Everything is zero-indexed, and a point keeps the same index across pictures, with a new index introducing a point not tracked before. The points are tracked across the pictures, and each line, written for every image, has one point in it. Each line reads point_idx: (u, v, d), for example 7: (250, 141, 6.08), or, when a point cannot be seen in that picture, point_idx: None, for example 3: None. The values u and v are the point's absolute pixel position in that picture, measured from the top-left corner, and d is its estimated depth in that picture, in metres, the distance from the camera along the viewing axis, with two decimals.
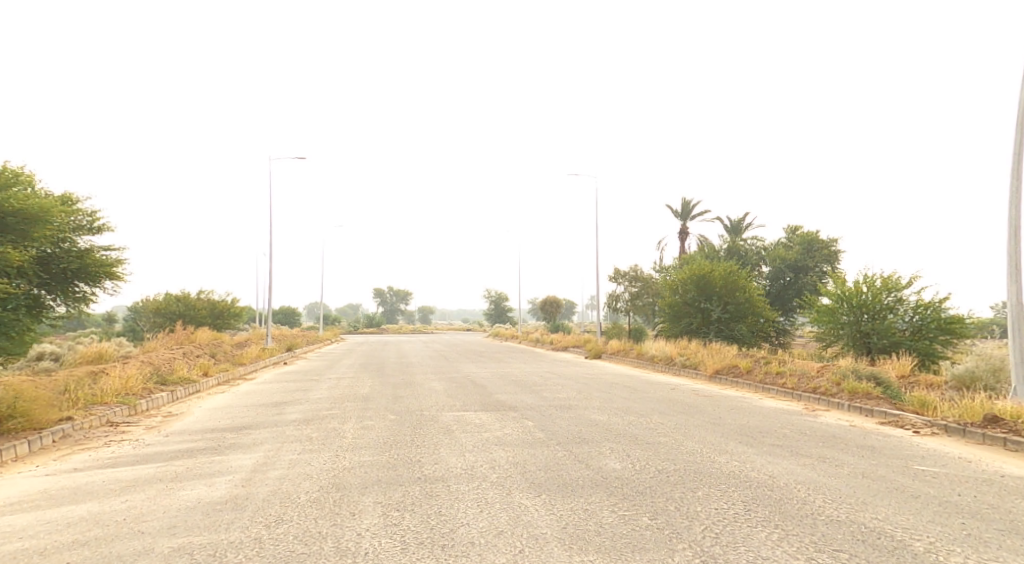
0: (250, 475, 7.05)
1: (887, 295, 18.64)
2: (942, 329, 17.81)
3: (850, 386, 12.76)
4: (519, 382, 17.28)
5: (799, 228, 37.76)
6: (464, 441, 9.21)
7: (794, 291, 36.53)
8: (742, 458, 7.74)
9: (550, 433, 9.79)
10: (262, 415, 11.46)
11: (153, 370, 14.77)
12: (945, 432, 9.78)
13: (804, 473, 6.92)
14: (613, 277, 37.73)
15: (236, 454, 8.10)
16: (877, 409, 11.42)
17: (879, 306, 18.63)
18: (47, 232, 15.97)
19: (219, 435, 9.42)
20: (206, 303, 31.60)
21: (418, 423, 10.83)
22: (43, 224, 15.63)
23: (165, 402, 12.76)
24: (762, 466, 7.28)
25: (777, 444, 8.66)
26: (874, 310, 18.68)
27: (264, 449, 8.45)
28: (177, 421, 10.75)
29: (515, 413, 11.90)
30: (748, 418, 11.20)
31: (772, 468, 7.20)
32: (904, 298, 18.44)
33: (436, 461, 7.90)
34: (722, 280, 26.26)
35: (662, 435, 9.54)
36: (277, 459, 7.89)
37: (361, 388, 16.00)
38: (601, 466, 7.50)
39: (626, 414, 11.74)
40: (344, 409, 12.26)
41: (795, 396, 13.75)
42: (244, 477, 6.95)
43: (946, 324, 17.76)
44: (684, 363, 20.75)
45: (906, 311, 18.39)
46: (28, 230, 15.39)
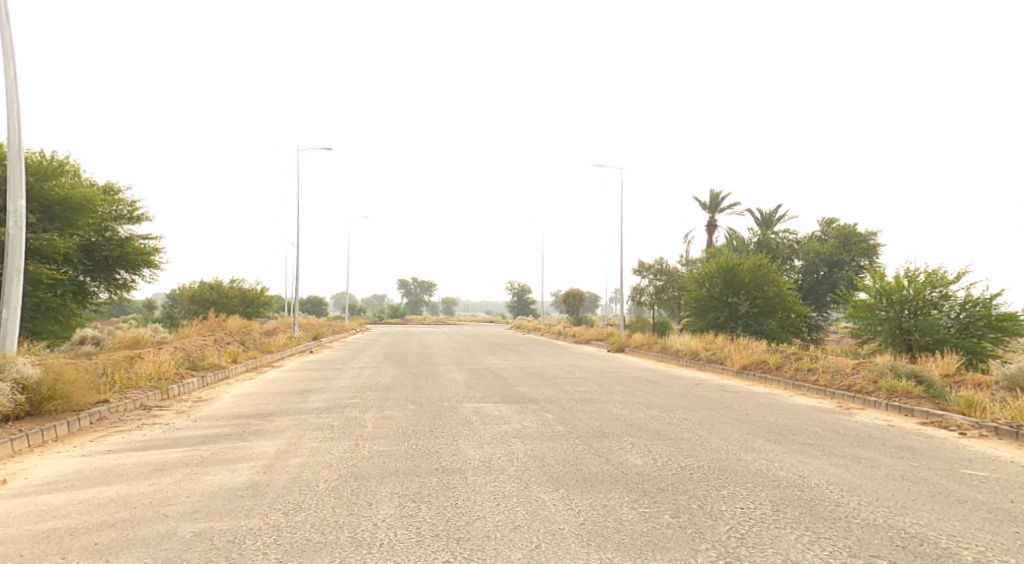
0: (272, 462, 7.05)
1: (932, 290, 18.29)
2: (992, 327, 17.42)
3: (888, 385, 12.48)
4: (541, 374, 17.17)
5: (835, 221, 37.16)
6: (485, 433, 9.13)
7: (828, 286, 35.90)
8: (769, 456, 7.57)
9: (572, 427, 9.67)
10: (286, 402, 11.50)
11: (184, 355, 14.91)
12: (995, 434, 9.50)
13: (835, 474, 6.74)
14: (638, 270, 37.46)
15: (259, 441, 8.10)
16: (917, 409, 11.14)
17: (921, 301, 18.28)
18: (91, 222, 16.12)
19: (245, 421, 9.46)
20: (238, 291, 31.92)
21: (439, 413, 10.78)
22: (89, 213, 15.81)
23: (195, 387, 12.86)
24: (789, 465, 7.11)
25: (807, 443, 8.47)
26: (916, 305, 18.33)
27: (286, 436, 8.46)
28: (206, 406, 10.84)
29: (536, 406, 11.80)
30: (776, 415, 10.99)
31: (802, 467, 7.02)
32: (950, 294, 18.06)
33: (455, 453, 7.83)
34: (750, 274, 26.00)
35: (686, 431, 9.39)
36: (299, 446, 7.88)
37: (384, 377, 16.00)
38: (623, 462, 7.38)
39: (650, 409, 11.58)
40: (366, 399, 12.25)
41: (827, 394, 13.49)
42: (266, 464, 6.94)
43: (995, 321, 17.36)
44: (710, 358, 20.48)
45: (952, 307, 17.99)
46: (72, 218, 15.56)
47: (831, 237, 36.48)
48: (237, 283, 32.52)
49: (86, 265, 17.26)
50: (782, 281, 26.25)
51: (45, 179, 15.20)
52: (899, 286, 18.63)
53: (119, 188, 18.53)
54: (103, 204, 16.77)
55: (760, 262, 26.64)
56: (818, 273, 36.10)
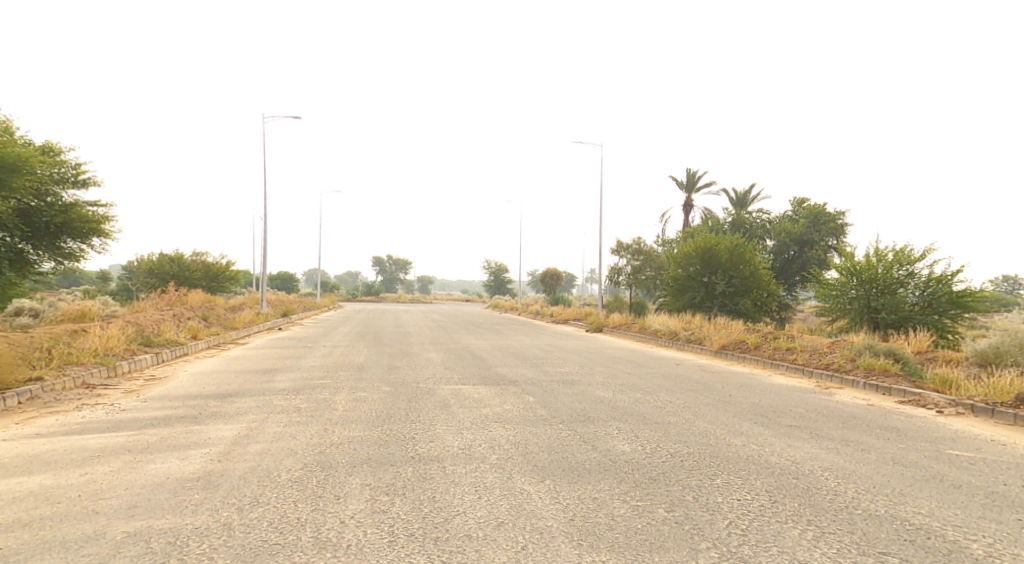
0: (228, 448, 6.50)
1: (899, 269, 18.07)
2: (954, 303, 17.19)
3: (867, 363, 12.22)
4: (520, 355, 16.73)
5: (806, 201, 37.07)
6: (462, 417, 8.65)
7: (799, 265, 35.83)
8: (762, 440, 7.20)
9: (554, 411, 9.22)
10: (249, 382, 10.92)
11: (138, 331, 14.20)
12: (971, 412, 9.23)
13: (835, 458, 6.38)
14: (615, 250, 37.16)
15: (216, 425, 7.55)
16: (895, 388, 10.88)
17: (890, 280, 18.06)
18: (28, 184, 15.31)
19: (202, 402, 8.90)
20: (200, 265, 31.02)
21: (414, 396, 10.29)
22: (25, 174, 14.99)
23: (147, 365, 12.22)
24: (785, 450, 6.74)
25: (794, 425, 8.11)
26: (884, 285, 18.12)
27: (247, 419, 7.93)
28: (159, 385, 10.23)
29: (515, 388, 11.34)
30: (759, 396, 10.66)
31: (793, 451, 6.63)
32: (915, 272, 17.82)
33: (432, 439, 7.36)
34: (726, 254, 25.77)
35: (671, 414, 8.98)
36: (259, 431, 7.33)
37: (355, 356, 15.45)
38: (613, 448, 6.96)
39: (633, 391, 11.19)
40: (336, 379, 11.71)
41: (807, 373, 13.23)
42: (222, 451, 6.41)
43: (957, 298, 17.16)
44: (688, 338, 20.20)
45: (917, 286, 17.77)
46: (6, 180, 14.72)
47: (802, 217, 36.32)
48: (199, 256, 31.58)
49: (25, 231, 16.42)
50: (757, 260, 26.04)
51: None
52: (869, 264, 18.40)
53: (61, 149, 17.65)
54: (42, 165, 15.94)
55: (736, 241, 26.40)
56: (788, 253, 36.06)
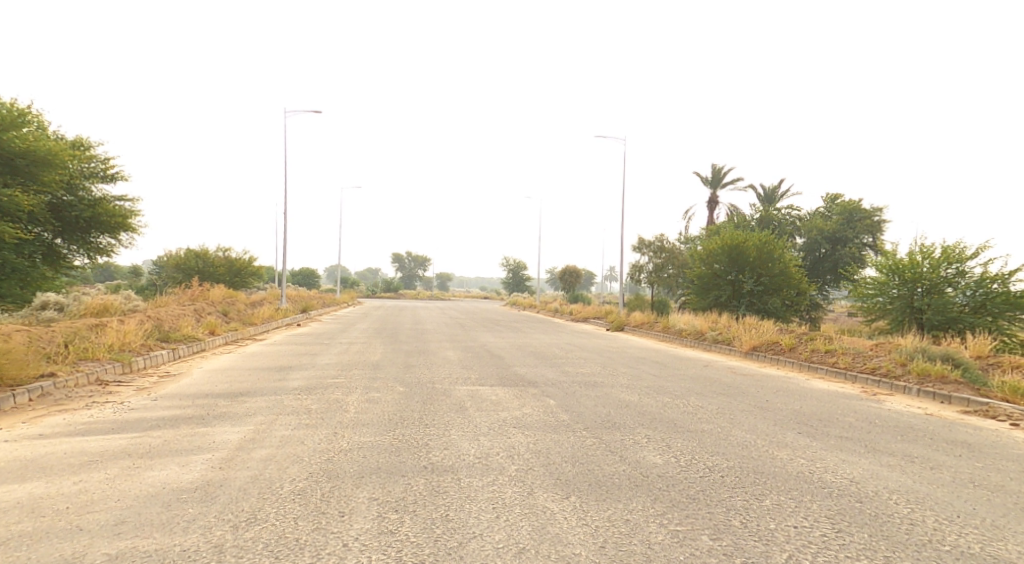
0: (232, 454, 5.99)
1: (947, 268, 17.27)
2: (1008, 305, 16.40)
3: (919, 369, 11.54)
4: (539, 354, 16.16)
5: (839, 197, 36.13)
6: (479, 422, 8.11)
7: (831, 263, 34.91)
8: (812, 456, 6.60)
9: (577, 417, 8.65)
10: (262, 380, 10.46)
11: (155, 325, 13.81)
12: None
13: (898, 479, 5.77)
14: (637, 247, 36.43)
15: (221, 427, 7.07)
16: (957, 396, 10.26)
17: (936, 279, 17.28)
18: (58, 177, 14.93)
19: (212, 402, 8.41)
20: (223, 261, 30.69)
21: (430, 397, 9.77)
22: (56, 168, 14.62)
23: (163, 361, 11.81)
24: (840, 469, 6.14)
25: (843, 437, 7.50)
26: (931, 284, 17.34)
27: (254, 421, 7.44)
28: (172, 382, 9.79)
29: (535, 390, 10.79)
30: (799, 402, 10.04)
31: (850, 470, 6.05)
32: (966, 270, 17.04)
33: (446, 447, 6.82)
34: (756, 251, 25.03)
35: (705, 421, 8.41)
36: (267, 435, 6.82)
37: (372, 354, 14.96)
38: (645, 461, 6.39)
39: (660, 395, 10.60)
40: (349, 378, 11.22)
41: (849, 378, 12.57)
42: (225, 457, 5.91)
43: (1012, 298, 16.37)
44: (716, 338, 19.54)
45: (967, 285, 16.99)
46: (37, 173, 14.35)
47: (835, 214, 35.39)
48: (223, 252, 31.28)
49: (53, 225, 16.06)
50: (788, 258, 25.26)
51: (7, 128, 13.86)
52: (914, 262, 17.62)
53: (91, 143, 17.30)
54: (71, 160, 15.56)
55: (765, 239, 25.64)
56: (820, 250, 35.13)
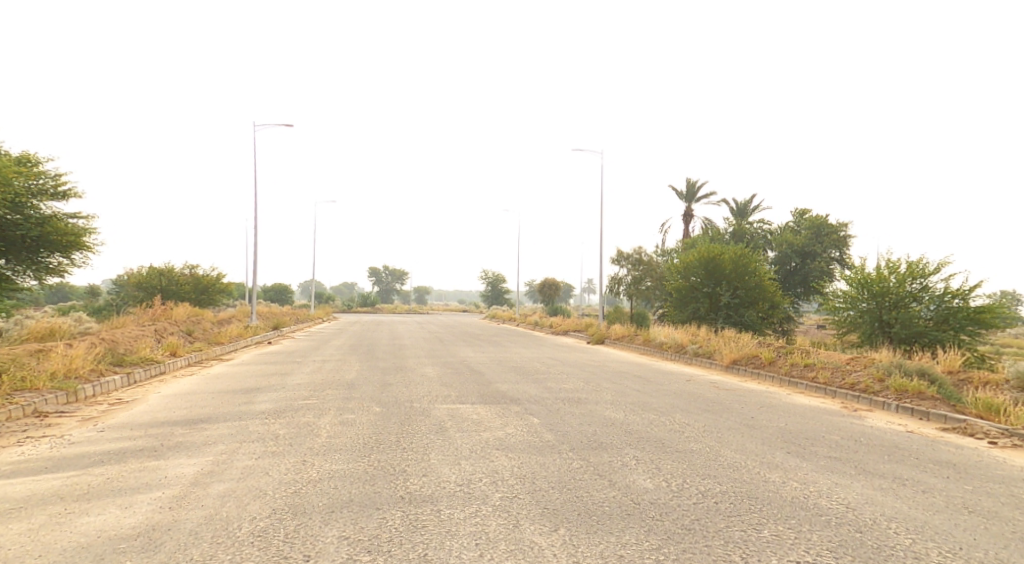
0: (185, 491, 5.56)
1: (912, 282, 17.20)
2: (972, 319, 16.35)
3: (899, 383, 11.36)
4: (520, 369, 15.80)
5: (808, 212, 36.37)
6: (460, 445, 7.72)
7: (801, 278, 35.02)
8: (807, 478, 6.32)
9: (561, 437, 8.29)
10: (226, 404, 9.99)
11: (110, 349, 13.24)
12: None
13: (900, 506, 5.50)
14: (615, 259, 36.26)
15: (177, 459, 6.62)
16: (935, 412, 10.06)
17: (902, 294, 17.20)
18: (4, 196, 14.37)
19: (167, 431, 7.93)
20: (189, 278, 30.01)
21: (407, 417, 9.35)
22: (2, 185, 14.09)
23: (116, 388, 11.26)
24: (841, 495, 5.85)
25: (833, 457, 7.24)
26: (897, 298, 17.24)
27: (214, 451, 6.99)
28: (123, 411, 9.28)
29: (517, 408, 10.42)
30: (784, 418, 9.79)
31: (846, 495, 5.76)
32: (929, 286, 16.95)
33: (424, 474, 6.43)
34: (732, 263, 24.93)
35: (692, 441, 8.09)
36: (227, 466, 6.38)
37: (346, 373, 14.49)
38: (635, 486, 6.05)
39: (645, 412, 10.29)
40: (322, 399, 10.77)
41: (832, 392, 12.36)
42: (177, 495, 5.47)
43: (976, 314, 16.32)
44: (696, 351, 19.32)
45: (932, 300, 16.90)
46: None
47: (803, 228, 35.51)
48: (189, 269, 30.61)
49: (1, 245, 15.48)
50: (763, 270, 25.20)
51: None
52: (881, 277, 17.51)
53: (38, 160, 16.77)
54: (18, 177, 15.03)
55: (740, 252, 25.56)
56: (790, 264, 35.21)
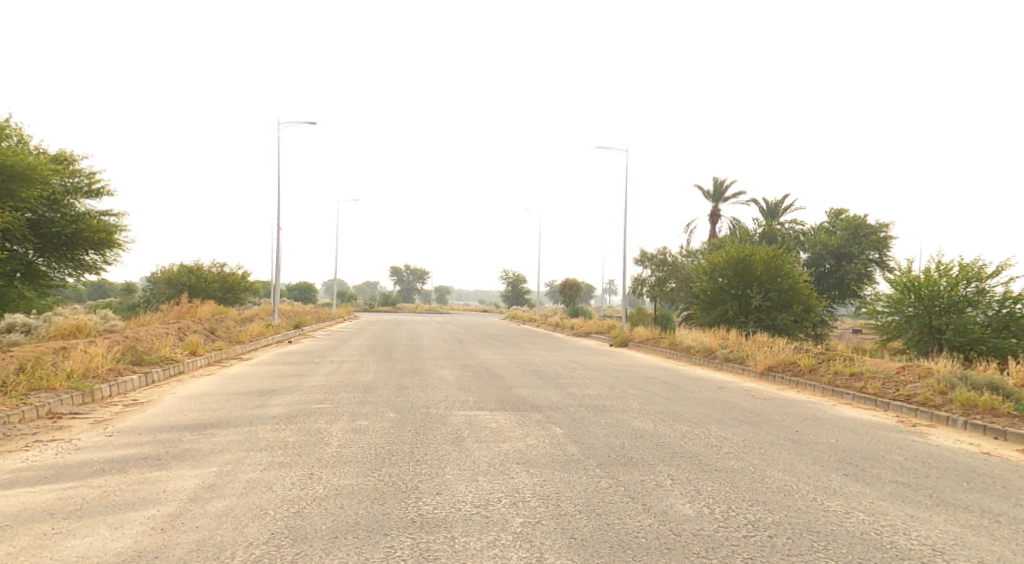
0: (182, 509, 5.02)
1: (966, 286, 16.33)
2: None
3: (964, 398, 10.61)
4: (541, 373, 15.18)
5: (843, 213, 35.45)
6: (478, 458, 7.14)
7: (835, 280, 33.98)
8: (874, 511, 5.70)
9: (587, 450, 7.68)
10: (239, 408, 9.50)
11: (128, 346, 12.84)
12: None
13: (992, 558, 4.84)
14: (640, 259, 35.46)
15: (177, 471, 6.10)
16: (1012, 431, 9.32)
17: (954, 298, 16.34)
18: (37, 194, 14.03)
19: (175, 437, 7.44)
20: (217, 277, 29.79)
21: (425, 425, 8.79)
22: (36, 183, 13.70)
23: (133, 387, 10.83)
24: (921, 535, 5.23)
25: (897, 483, 6.60)
26: (949, 303, 16.40)
27: (216, 463, 6.47)
28: (135, 413, 8.81)
29: (539, 416, 9.82)
30: (831, 434, 9.11)
31: (933, 536, 5.19)
32: (986, 290, 16.12)
33: (439, 492, 5.87)
34: (764, 265, 24.12)
35: (733, 458, 7.47)
36: (229, 479, 5.84)
37: (363, 374, 13.97)
38: (674, 513, 5.45)
39: (677, 423, 9.64)
40: (336, 403, 10.25)
41: (880, 405, 11.64)
42: (172, 513, 4.94)
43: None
44: (727, 356, 18.57)
45: (988, 305, 16.07)
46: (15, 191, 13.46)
47: (838, 229, 34.61)
48: (217, 268, 30.38)
49: (34, 243, 15.19)
50: (796, 273, 24.35)
51: None
52: (930, 280, 16.68)
53: (74, 157, 16.44)
54: (52, 175, 14.69)
55: (773, 253, 24.73)
56: (824, 266, 34.25)
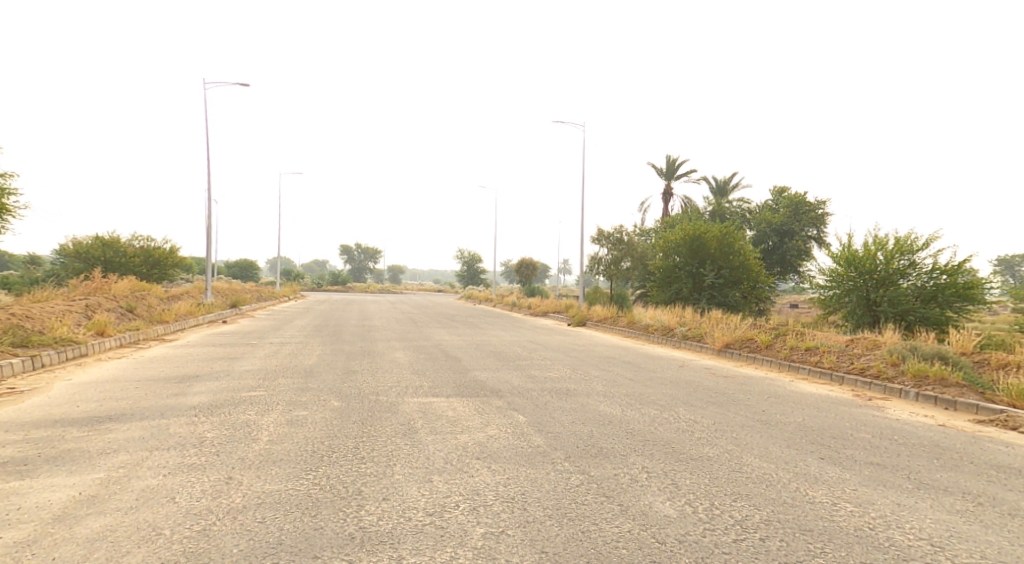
0: (33, 540, 4.38)
1: (900, 259, 16.03)
2: (960, 296, 15.29)
3: (916, 369, 10.19)
4: (500, 355, 14.44)
5: (786, 190, 35.39)
6: (431, 452, 6.41)
7: (778, 257, 34.18)
8: (858, 500, 4.99)
9: (554, 441, 6.99)
10: (152, 396, 8.55)
11: (21, 327, 11.71)
12: None
13: (1000, 556, 4.26)
14: (596, 237, 34.83)
15: (41, 492, 5.15)
16: (963, 402, 8.94)
17: (890, 271, 16.05)
18: None
19: (53, 436, 6.57)
20: (138, 251, 28.40)
21: (371, 415, 8.00)
22: None
23: (13, 373, 9.79)
24: (916, 528, 4.58)
25: (874, 461, 5.96)
26: (884, 276, 16.10)
27: (99, 472, 5.58)
28: (9, 406, 7.86)
29: (499, 403, 9.08)
30: (798, 411, 8.54)
31: (927, 530, 4.56)
32: (918, 262, 15.82)
33: (385, 497, 5.13)
34: (716, 243, 23.75)
35: (703, 442, 6.81)
36: (112, 495, 5.12)
37: (306, 357, 13.06)
38: (654, 513, 4.77)
39: (646, 407, 9.00)
40: (271, 390, 9.36)
41: (839, 380, 11.17)
42: (26, 548, 4.28)
43: (963, 289, 15.24)
44: (685, 334, 18.12)
45: (920, 276, 15.78)
46: None
47: (781, 207, 34.55)
48: (140, 240, 28.88)
49: None
50: (746, 249, 24.06)
51: None
52: (868, 254, 16.33)
53: None
54: None
55: (725, 229, 24.39)
56: (767, 243, 34.16)
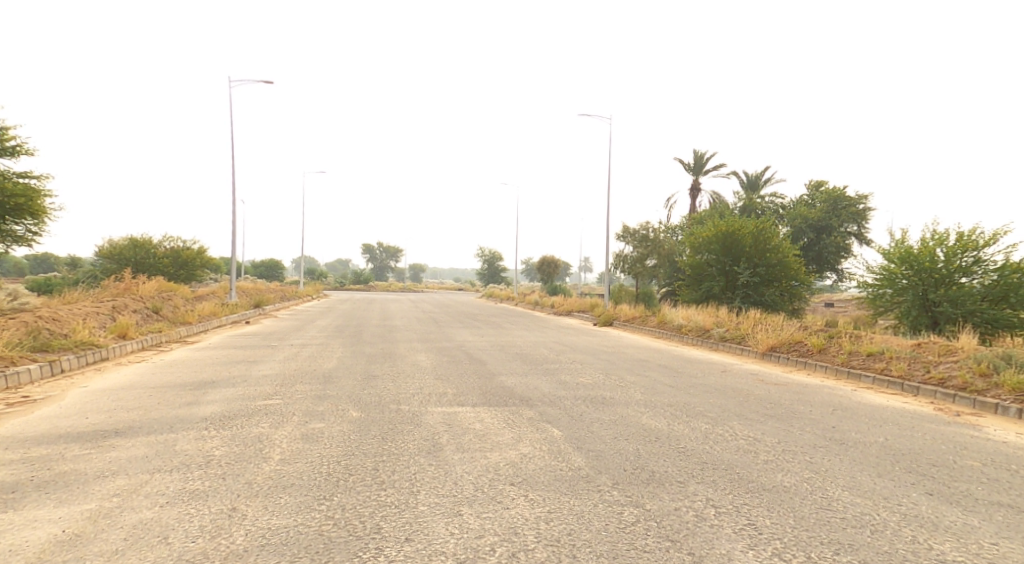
0: None
1: (964, 257, 14.93)
2: None
3: (1010, 382, 9.17)
4: (528, 359, 13.54)
5: (823, 184, 34.21)
6: (460, 477, 5.55)
7: (815, 254, 32.94)
8: (997, 559, 4.08)
9: (599, 462, 6.10)
10: (162, 406, 7.80)
11: (38, 329, 11.05)
12: None
13: None
14: (622, 234, 33.82)
15: (20, 529, 4.37)
16: None
17: (951, 269, 14.96)
18: None
19: (52, 456, 5.80)
20: (169, 252, 27.93)
21: (395, 428, 7.18)
22: None
23: (32, 379, 9.13)
24: None
25: (998, 502, 5.01)
26: (944, 274, 15.02)
27: (92, 501, 4.80)
28: (19, 417, 7.16)
29: (532, 414, 8.20)
30: (872, 427, 7.58)
31: None
32: (984, 259, 14.74)
33: (411, 538, 4.29)
34: (752, 239, 22.66)
35: (774, 468, 5.89)
36: (101, 533, 4.33)
37: (325, 360, 12.30)
38: None
39: (695, 420, 8.05)
40: (288, 399, 8.57)
41: (910, 392, 10.17)
42: None
43: None
44: (722, 336, 17.13)
45: (985, 274, 14.72)
46: None
47: (818, 202, 33.44)
48: (171, 241, 28.41)
49: None
50: (784, 246, 22.94)
51: None
52: (926, 252, 15.24)
53: None
54: None
55: (760, 225, 23.27)
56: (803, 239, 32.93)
